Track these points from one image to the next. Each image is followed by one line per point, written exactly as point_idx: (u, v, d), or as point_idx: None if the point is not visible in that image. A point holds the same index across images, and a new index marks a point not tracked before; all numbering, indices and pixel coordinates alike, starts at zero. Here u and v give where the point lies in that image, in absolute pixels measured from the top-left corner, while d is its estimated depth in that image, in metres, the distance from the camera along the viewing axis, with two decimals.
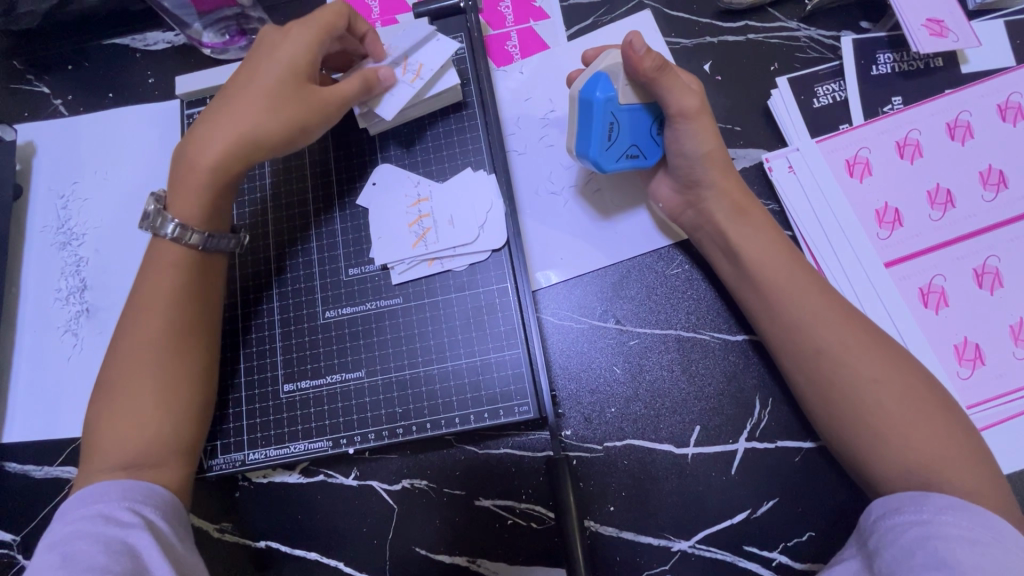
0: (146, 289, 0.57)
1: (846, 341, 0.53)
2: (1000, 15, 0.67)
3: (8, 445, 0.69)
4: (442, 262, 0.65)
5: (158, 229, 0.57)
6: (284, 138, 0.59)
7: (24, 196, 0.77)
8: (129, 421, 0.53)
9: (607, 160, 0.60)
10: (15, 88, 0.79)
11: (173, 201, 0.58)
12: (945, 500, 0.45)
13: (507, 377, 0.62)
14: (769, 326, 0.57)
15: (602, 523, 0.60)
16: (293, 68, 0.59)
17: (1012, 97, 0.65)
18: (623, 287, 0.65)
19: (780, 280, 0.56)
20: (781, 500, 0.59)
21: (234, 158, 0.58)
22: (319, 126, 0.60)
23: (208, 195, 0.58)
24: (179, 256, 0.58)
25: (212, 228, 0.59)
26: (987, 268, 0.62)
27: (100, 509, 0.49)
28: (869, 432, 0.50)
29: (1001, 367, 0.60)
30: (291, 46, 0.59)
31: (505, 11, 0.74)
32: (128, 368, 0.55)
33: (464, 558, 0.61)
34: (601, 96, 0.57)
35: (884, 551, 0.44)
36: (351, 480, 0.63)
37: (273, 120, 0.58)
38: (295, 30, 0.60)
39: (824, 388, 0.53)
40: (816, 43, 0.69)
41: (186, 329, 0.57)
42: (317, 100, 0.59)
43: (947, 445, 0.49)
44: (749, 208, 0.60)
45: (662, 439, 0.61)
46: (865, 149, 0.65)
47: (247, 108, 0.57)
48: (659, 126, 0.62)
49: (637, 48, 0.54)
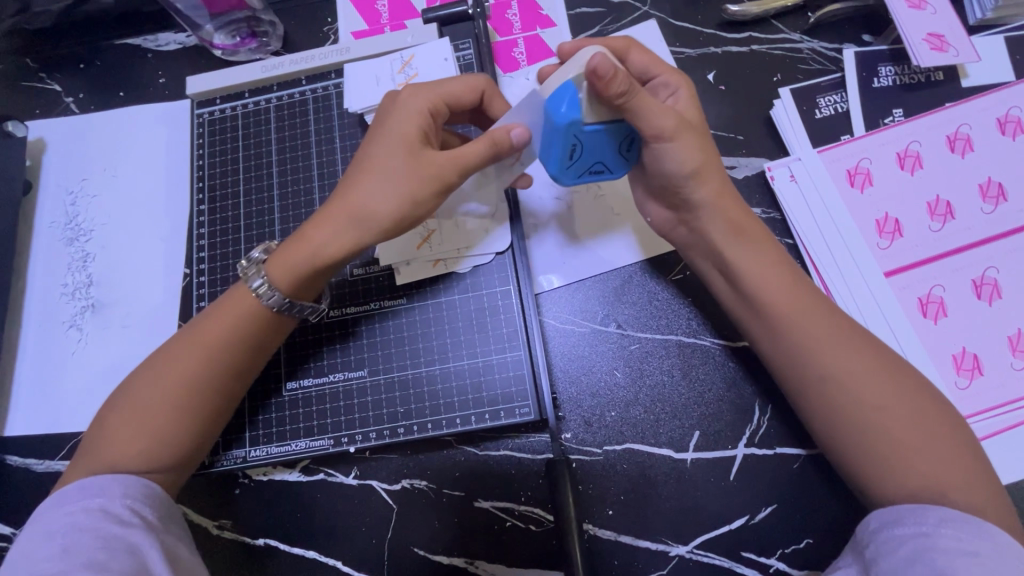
0: (204, 326, 0.55)
1: (853, 368, 0.49)
2: (1000, 31, 0.68)
3: (10, 438, 0.70)
4: (446, 264, 0.66)
5: (250, 280, 0.55)
6: (392, 213, 0.53)
7: (34, 191, 0.78)
8: (140, 422, 0.52)
9: (566, 175, 0.56)
10: (27, 85, 0.80)
11: (274, 258, 0.55)
12: (945, 513, 0.43)
13: (509, 379, 0.62)
14: (767, 342, 0.54)
15: (601, 526, 0.60)
16: (411, 134, 0.54)
17: (1011, 112, 0.65)
18: (625, 292, 0.66)
19: (779, 300, 0.53)
20: (779, 506, 0.59)
21: (336, 232, 0.53)
22: (432, 199, 0.54)
23: (308, 271, 0.55)
24: (250, 309, 0.56)
25: (298, 298, 0.56)
26: (986, 279, 0.62)
27: (102, 504, 0.48)
28: (874, 454, 0.48)
29: (1000, 379, 0.60)
30: (407, 115, 0.55)
31: (513, 19, 0.75)
32: (155, 385, 0.53)
33: (462, 559, 0.61)
34: (564, 116, 0.50)
35: (882, 561, 0.43)
36: (351, 479, 0.64)
37: (380, 193, 0.53)
38: (409, 94, 0.56)
39: (827, 412, 0.50)
40: (818, 56, 0.70)
41: (231, 372, 0.55)
42: (432, 169, 0.53)
43: (953, 468, 0.46)
44: (745, 225, 0.56)
45: (661, 443, 0.62)
46: (866, 160, 0.66)
47: (359, 178, 0.53)
48: (630, 144, 0.55)
49: (602, 74, 0.46)
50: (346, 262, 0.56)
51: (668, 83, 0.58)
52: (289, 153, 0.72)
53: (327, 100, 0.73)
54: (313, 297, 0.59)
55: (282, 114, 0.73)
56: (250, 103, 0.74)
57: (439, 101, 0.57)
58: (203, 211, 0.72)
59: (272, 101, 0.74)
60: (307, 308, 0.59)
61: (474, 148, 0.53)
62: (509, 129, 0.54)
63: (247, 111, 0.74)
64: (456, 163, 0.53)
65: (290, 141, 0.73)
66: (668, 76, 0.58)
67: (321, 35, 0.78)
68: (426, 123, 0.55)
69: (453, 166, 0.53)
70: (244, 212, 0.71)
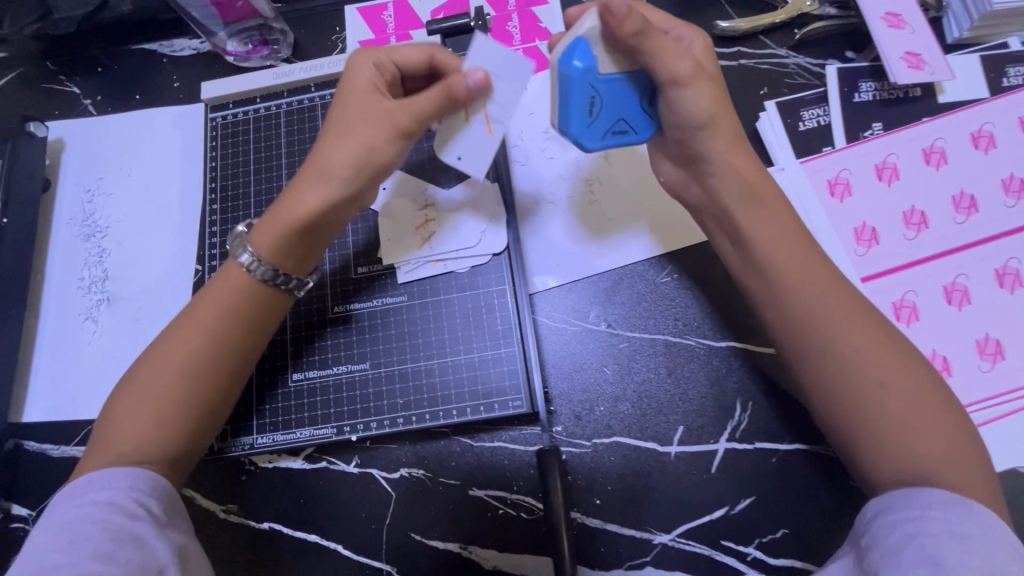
0: (201, 304, 0.58)
1: (858, 347, 0.49)
2: (977, 49, 0.72)
3: (28, 424, 0.73)
4: (445, 264, 0.69)
5: (236, 255, 0.59)
6: (354, 166, 0.57)
7: (53, 189, 0.81)
8: (150, 403, 0.55)
9: (590, 138, 0.56)
10: (47, 87, 0.84)
11: (255, 228, 0.59)
12: (937, 495, 0.43)
13: (503, 373, 0.66)
14: (775, 316, 0.53)
15: (588, 514, 0.64)
16: (361, 95, 0.58)
17: (985, 127, 0.69)
18: (615, 293, 0.69)
19: (790, 272, 0.52)
20: (757, 498, 0.62)
21: (309, 193, 0.58)
22: (388, 148, 0.58)
23: (287, 233, 0.58)
24: (241, 281, 0.59)
25: (284, 264, 0.59)
26: (956, 285, 0.65)
27: (105, 494, 0.50)
28: (869, 429, 0.47)
29: (968, 380, 0.63)
30: (356, 78, 0.59)
31: (514, 31, 0.78)
32: (157, 373, 0.56)
33: (457, 544, 0.64)
34: (577, 68, 0.52)
35: (874, 548, 0.43)
36: (352, 467, 0.67)
37: (343, 152, 0.57)
38: (355, 61, 0.61)
39: (825, 387, 0.50)
40: (803, 70, 0.73)
41: (229, 352, 0.58)
42: (385, 121, 0.57)
43: (953, 449, 0.46)
44: (763, 192, 0.55)
45: (647, 437, 0.65)
46: (846, 171, 0.69)
47: (324, 146, 0.58)
48: (648, 96, 0.56)
49: (616, 9, 0.49)
50: (325, 223, 0.60)
51: (682, 37, 0.60)
52: (298, 157, 0.76)
53: None
54: (302, 264, 0.62)
55: (292, 119, 0.77)
56: (262, 108, 0.78)
57: (384, 62, 0.61)
58: (216, 210, 0.76)
59: (283, 106, 0.77)
60: (296, 283, 0.61)
61: (427, 96, 0.57)
62: (465, 76, 0.56)
63: (258, 115, 0.78)
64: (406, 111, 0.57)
65: (298, 145, 0.76)
66: (682, 31, 0.60)
67: (329, 43, 0.82)
68: (375, 81, 0.59)
69: (405, 115, 0.57)
70: (254, 211, 0.75)
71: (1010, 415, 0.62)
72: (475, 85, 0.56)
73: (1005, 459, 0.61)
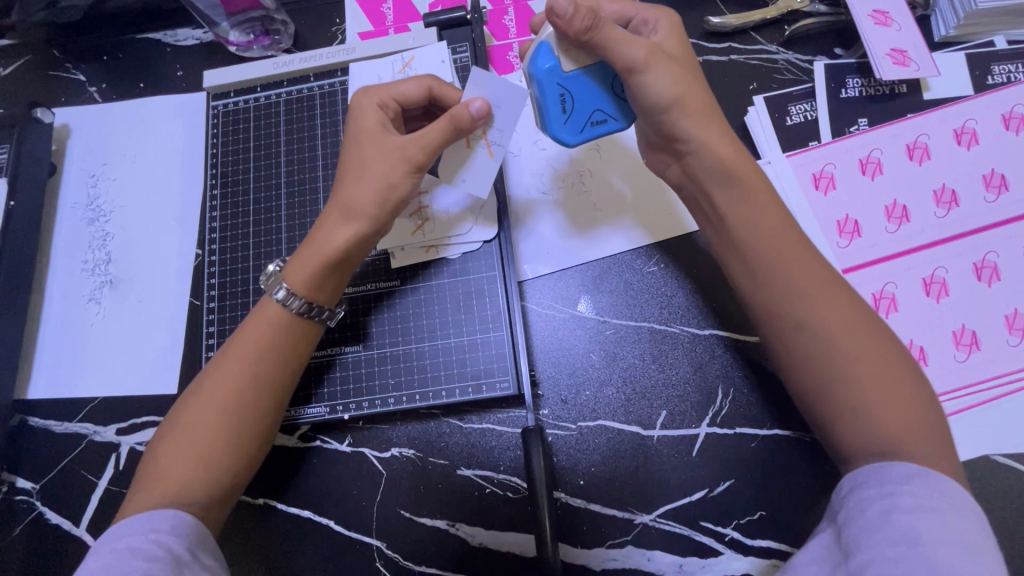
0: (239, 343, 0.58)
1: (828, 318, 0.50)
2: (963, 47, 0.73)
3: (33, 401, 0.75)
4: (439, 250, 0.71)
5: (272, 291, 0.59)
6: (376, 200, 0.57)
7: (59, 173, 0.84)
8: (190, 445, 0.53)
9: (569, 133, 0.58)
10: (53, 75, 0.86)
11: (289, 265, 0.59)
12: (906, 469, 0.44)
13: (492, 356, 0.68)
14: (754, 294, 0.55)
15: (571, 494, 0.66)
16: (372, 132, 0.59)
17: (968, 123, 0.70)
18: (603, 281, 0.71)
19: (766, 247, 0.54)
20: (737, 481, 0.64)
21: (333, 227, 0.58)
22: (405, 180, 0.58)
23: (320, 269, 0.58)
24: (278, 318, 0.58)
25: (317, 297, 0.59)
26: (935, 278, 0.67)
27: (128, 540, 0.47)
28: (841, 395, 0.49)
29: (943, 370, 0.64)
30: (365, 115, 0.60)
31: (509, 24, 0.80)
32: (199, 410, 0.54)
33: (445, 521, 0.66)
34: (543, 69, 0.56)
35: (851, 525, 0.44)
36: (345, 446, 0.69)
37: (362, 186, 0.58)
38: (361, 99, 0.62)
39: (798, 357, 0.51)
40: (791, 66, 0.75)
41: (269, 384, 0.57)
42: (398, 153, 0.58)
43: (917, 415, 0.47)
44: (738, 169, 0.55)
45: (631, 421, 0.67)
46: (830, 165, 0.71)
47: (346, 182, 0.59)
48: (619, 83, 0.57)
49: (561, 11, 0.50)
50: (355, 256, 0.60)
51: (647, 20, 0.59)
52: (296, 145, 0.78)
53: (332, 96, 0.78)
54: (334, 299, 0.61)
55: (291, 107, 0.79)
56: (262, 97, 0.80)
57: (387, 98, 0.62)
58: (216, 195, 0.78)
59: (282, 95, 0.79)
60: (327, 313, 0.61)
61: (432, 127, 0.57)
62: (467, 105, 0.57)
63: (258, 104, 0.80)
64: (418, 141, 0.57)
65: (296, 134, 0.78)
66: (646, 13, 0.59)
67: (329, 35, 0.84)
68: (381, 116, 0.60)
69: (415, 147, 0.57)
70: (253, 198, 0.77)
71: (984, 404, 0.63)
72: (477, 113, 0.57)
73: (978, 447, 0.62)
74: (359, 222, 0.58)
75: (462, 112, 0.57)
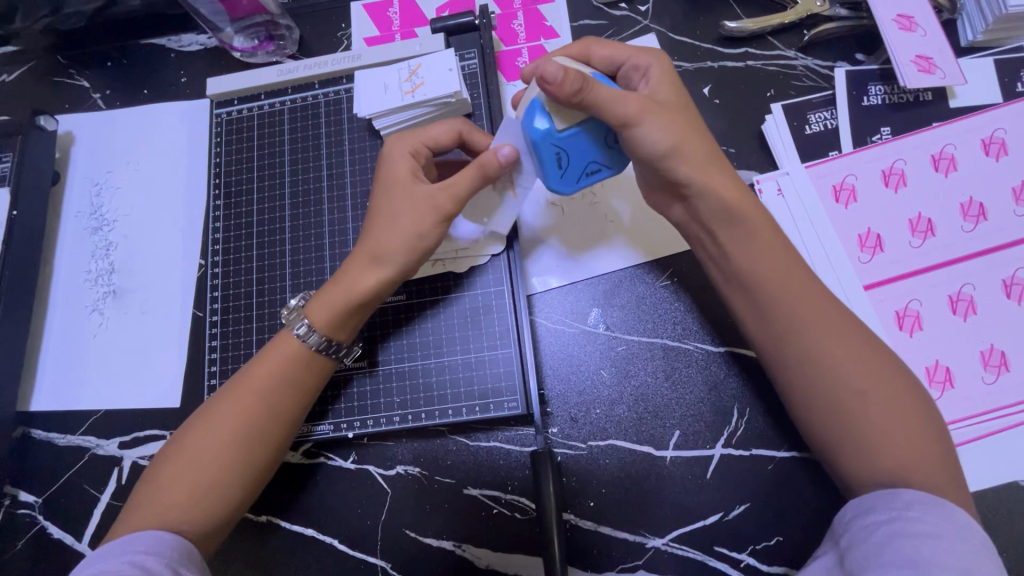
0: (254, 372, 0.56)
1: (839, 351, 0.48)
2: (991, 53, 0.70)
3: (34, 413, 0.75)
4: (445, 264, 0.68)
5: (293, 326, 0.57)
6: (404, 246, 0.56)
7: (62, 181, 0.83)
8: (198, 472, 0.52)
9: (565, 184, 0.56)
10: (57, 81, 0.85)
11: (312, 299, 0.58)
12: (913, 494, 0.43)
13: (500, 374, 0.66)
14: (757, 324, 0.53)
15: (581, 517, 0.64)
16: (400, 179, 0.58)
17: (996, 133, 0.68)
18: (614, 296, 0.69)
19: (773, 276, 0.51)
20: (753, 504, 0.62)
21: (359, 269, 0.57)
22: (435, 229, 0.56)
23: (340, 306, 0.57)
24: (295, 353, 0.57)
25: (336, 336, 0.58)
26: (962, 295, 0.64)
27: (105, 565, 0.46)
28: (846, 429, 0.47)
29: (970, 392, 0.62)
30: (395, 160, 0.59)
31: (518, 29, 0.78)
32: (205, 439, 0.53)
33: (451, 542, 0.65)
34: (537, 130, 0.53)
35: (855, 549, 0.43)
36: (350, 463, 0.68)
37: (389, 233, 0.56)
38: (393, 144, 0.60)
39: (807, 385, 0.49)
40: (810, 72, 0.72)
41: (279, 417, 0.55)
42: (427, 202, 0.56)
43: (923, 451, 0.45)
44: (743, 209, 0.53)
45: (642, 441, 0.65)
46: (851, 176, 0.68)
47: (374, 226, 0.57)
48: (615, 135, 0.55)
49: (551, 76, 0.47)
50: (377, 297, 0.59)
51: (639, 66, 0.57)
52: (301, 155, 0.76)
53: (337, 104, 0.77)
54: (352, 336, 0.60)
55: (295, 115, 0.77)
56: (266, 105, 0.78)
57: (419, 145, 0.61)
58: (219, 206, 0.76)
59: (286, 103, 0.78)
60: (344, 350, 0.59)
61: (463, 174, 0.56)
62: (496, 151, 0.56)
63: (262, 112, 0.78)
64: (449, 190, 0.56)
65: (301, 143, 0.76)
66: (638, 59, 0.57)
67: (334, 40, 0.82)
68: (413, 164, 0.59)
69: (444, 195, 0.56)
70: (257, 209, 0.75)
71: (1012, 428, 0.61)
72: (506, 160, 0.56)
73: (1005, 473, 0.60)
74: (384, 266, 0.56)
75: (493, 162, 0.55)
